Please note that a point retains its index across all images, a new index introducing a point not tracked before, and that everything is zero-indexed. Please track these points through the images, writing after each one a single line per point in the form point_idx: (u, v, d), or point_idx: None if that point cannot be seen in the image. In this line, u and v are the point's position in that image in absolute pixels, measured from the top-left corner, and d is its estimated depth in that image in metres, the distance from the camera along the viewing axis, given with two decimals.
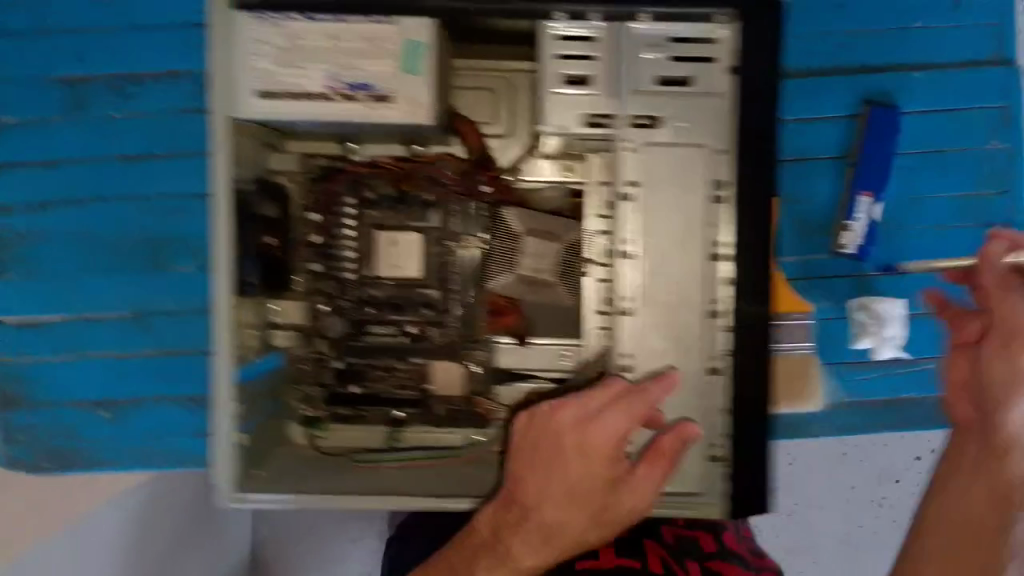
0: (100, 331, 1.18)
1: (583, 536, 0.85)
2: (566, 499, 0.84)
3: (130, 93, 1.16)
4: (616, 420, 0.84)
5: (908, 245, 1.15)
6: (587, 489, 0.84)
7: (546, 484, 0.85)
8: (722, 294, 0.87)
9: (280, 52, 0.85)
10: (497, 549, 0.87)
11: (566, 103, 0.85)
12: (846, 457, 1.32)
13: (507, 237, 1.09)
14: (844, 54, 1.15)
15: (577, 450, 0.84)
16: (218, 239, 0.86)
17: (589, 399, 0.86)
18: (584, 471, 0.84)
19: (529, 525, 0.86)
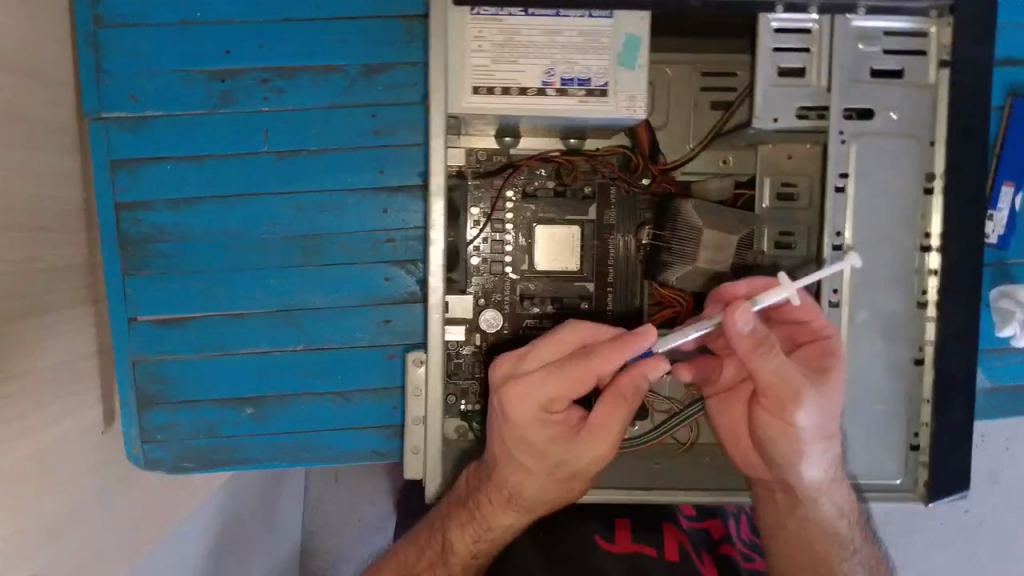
0: (254, 329, 1.13)
1: (517, 494, 0.88)
2: (516, 464, 0.85)
3: (282, 88, 1.10)
4: (526, 393, 0.78)
5: None
6: (526, 449, 0.82)
7: (509, 447, 0.83)
8: (929, 283, 0.91)
9: (497, 48, 0.85)
10: (477, 511, 0.92)
11: (781, 96, 0.89)
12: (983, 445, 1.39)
13: (689, 229, 1.00)
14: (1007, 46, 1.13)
15: (506, 419, 0.80)
16: (439, 244, 0.90)
17: (528, 355, 0.80)
18: (521, 438, 0.81)
19: (494, 492, 0.89)
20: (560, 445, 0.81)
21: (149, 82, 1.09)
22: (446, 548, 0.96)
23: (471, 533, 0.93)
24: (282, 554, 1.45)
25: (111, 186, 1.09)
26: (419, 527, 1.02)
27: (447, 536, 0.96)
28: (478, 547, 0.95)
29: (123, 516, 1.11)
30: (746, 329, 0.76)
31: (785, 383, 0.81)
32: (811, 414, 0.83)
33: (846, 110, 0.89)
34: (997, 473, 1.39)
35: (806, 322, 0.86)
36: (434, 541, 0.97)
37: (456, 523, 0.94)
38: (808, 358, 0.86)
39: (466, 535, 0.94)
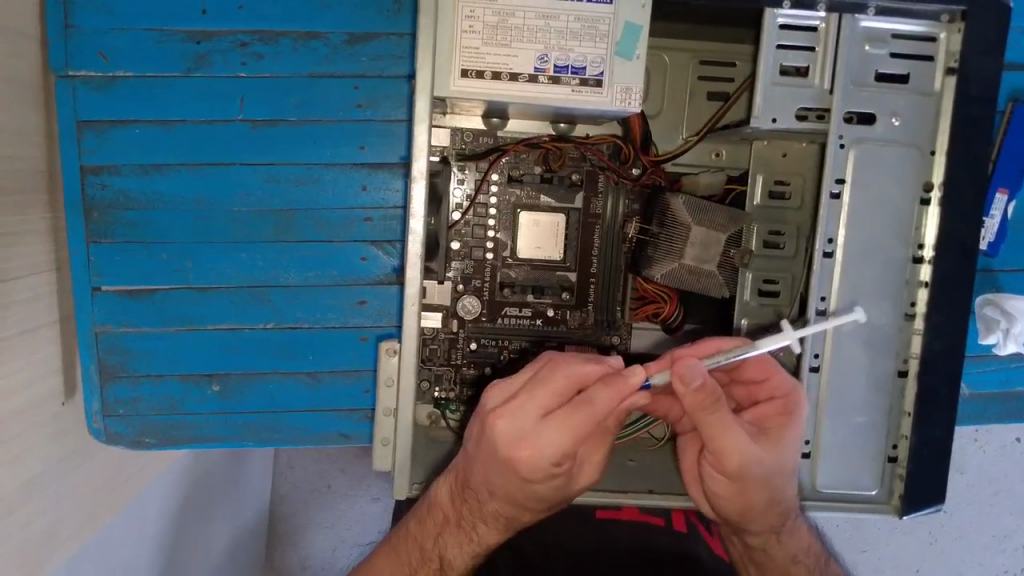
0: (223, 304, 1.09)
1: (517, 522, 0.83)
2: (511, 503, 0.80)
3: (260, 53, 1.05)
4: (533, 446, 0.71)
5: None
6: (529, 490, 0.76)
7: (508, 489, 0.77)
8: (919, 296, 0.89)
9: (489, 29, 0.81)
10: (468, 526, 0.87)
11: (781, 96, 0.87)
12: (974, 441, 1.38)
13: (677, 226, 0.97)
14: (1017, 51, 1.11)
15: (511, 472, 0.74)
16: (416, 234, 0.86)
17: (524, 405, 0.72)
18: (525, 485, 0.75)
19: (484, 512, 0.84)
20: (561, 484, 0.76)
21: (120, 41, 1.03)
22: (443, 564, 0.91)
23: (471, 548, 0.89)
24: (250, 515, 1.39)
25: (76, 147, 1.04)
26: (399, 529, 0.96)
27: (444, 555, 0.91)
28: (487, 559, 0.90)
29: (80, 486, 1.06)
30: (695, 383, 0.71)
31: (733, 445, 0.76)
32: (760, 469, 0.80)
33: (847, 113, 0.87)
34: (963, 464, 1.39)
35: (765, 382, 0.85)
36: (429, 562, 0.91)
37: (452, 540, 0.89)
38: (764, 418, 0.84)
39: (464, 550, 0.89)
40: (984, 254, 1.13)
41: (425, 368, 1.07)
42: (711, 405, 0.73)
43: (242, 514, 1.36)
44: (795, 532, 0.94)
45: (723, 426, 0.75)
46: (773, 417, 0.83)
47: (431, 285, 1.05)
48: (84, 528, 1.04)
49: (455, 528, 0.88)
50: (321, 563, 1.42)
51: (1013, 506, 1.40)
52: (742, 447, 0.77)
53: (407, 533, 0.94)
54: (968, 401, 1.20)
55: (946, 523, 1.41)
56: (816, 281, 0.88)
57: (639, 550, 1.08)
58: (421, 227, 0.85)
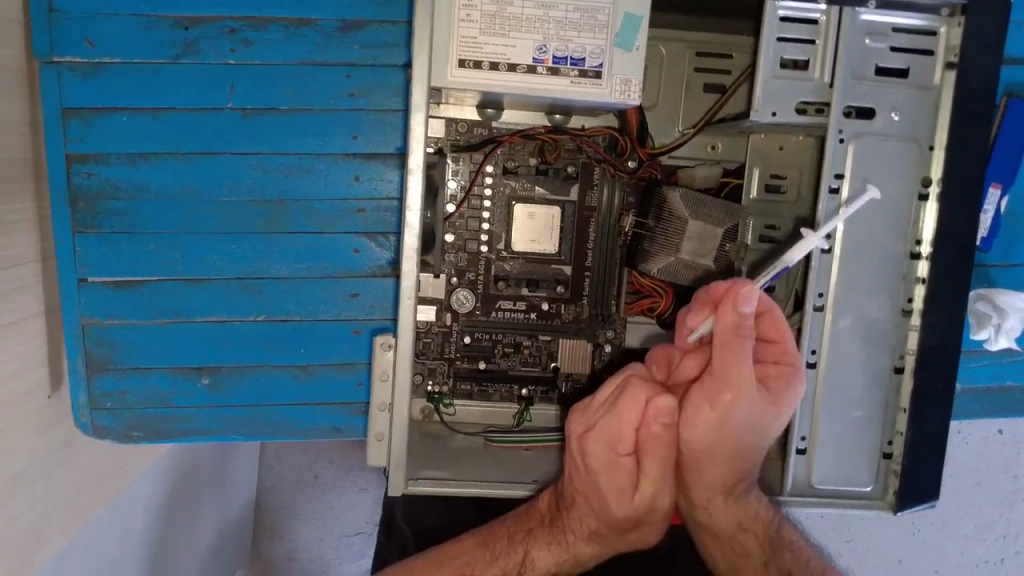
0: (211, 296, 1.07)
1: (620, 539, 0.95)
2: (611, 519, 0.91)
3: (250, 39, 1.03)
4: (597, 441, 0.84)
5: None
6: (604, 476, 0.86)
7: (602, 493, 0.88)
8: (916, 292, 0.89)
9: (487, 19, 0.80)
10: (562, 536, 0.95)
11: (781, 89, 0.86)
12: (963, 433, 1.39)
13: (674, 220, 0.96)
14: (1014, 46, 1.11)
15: (590, 463, 0.86)
16: (412, 227, 0.85)
17: (595, 397, 0.86)
18: (603, 470, 0.86)
19: (577, 526, 0.94)
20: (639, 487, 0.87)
21: (107, 26, 1.01)
22: (526, 561, 0.96)
23: (557, 552, 0.96)
24: (236, 509, 1.37)
25: (62, 136, 1.02)
26: (486, 529, 0.99)
27: (529, 552, 0.96)
28: (558, 566, 0.97)
29: (67, 481, 1.04)
30: (747, 306, 0.77)
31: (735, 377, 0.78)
32: (746, 418, 0.81)
33: (847, 107, 0.86)
34: (952, 455, 1.40)
35: (777, 341, 0.83)
36: (514, 554, 0.96)
37: (542, 548, 0.96)
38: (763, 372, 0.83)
39: (551, 556, 0.96)
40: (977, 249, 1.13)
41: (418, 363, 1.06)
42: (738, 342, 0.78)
43: (228, 507, 1.35)
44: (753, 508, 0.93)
45: (735, 357, 0.78)
46: (776, 377, 0.83)
47: (424, 277, 1.04)
48: (71, 524, 1.02)
49: (547, 531, 0.96)
50: (308, 557, 1.41)
51: (999, 499, 1.41)
52: (743, 384, 0.79)
53: (499, 531, 0.98)
54: (960, 395, 1.20)
55: (933, 514, 1.42)
56: (814, 276, 0.87)
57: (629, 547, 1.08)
58: (417, 220, 0.84)
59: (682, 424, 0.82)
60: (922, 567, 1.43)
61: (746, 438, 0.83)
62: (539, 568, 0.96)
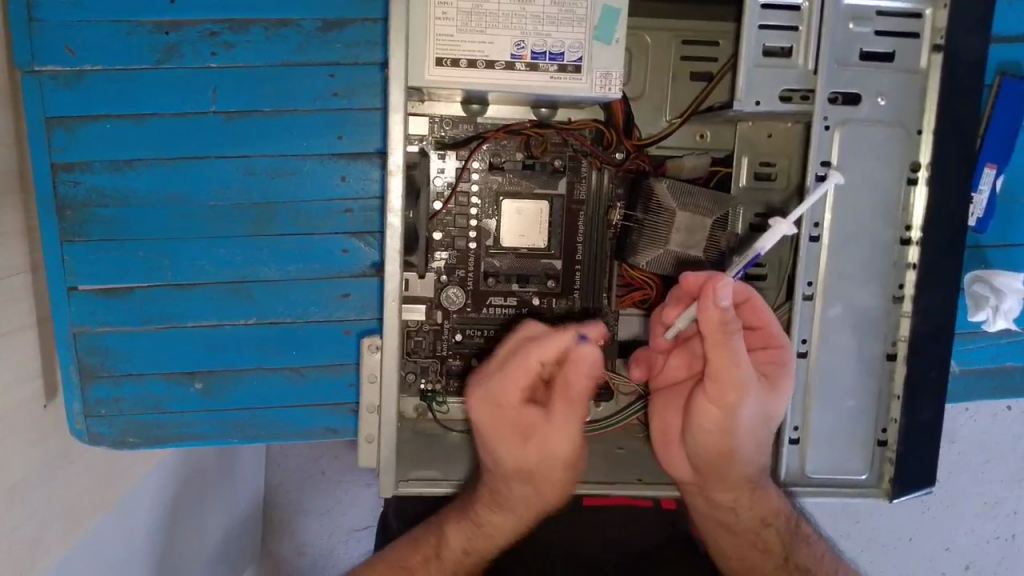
0: (202, 301, 1.07)
1: (530, 505, 0.91)
2: (519, 479, 0.87)
3: (231, 42, 1.02)
4: (485, 397, 0.80)
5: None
6: (497, 437, 0.82)
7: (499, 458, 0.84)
8: (907, 278, 0.88)
9: (464, 16, 0.79)
10: (472, 510, 0.94)
11: (765, 77, 0.85)
12: (968, 414, 1.38)
13: (662, 212, 0.95)
14: (1007, 23, 1.09)
15: (487, 423, 0.82)
16: (394, 229, 0.84)
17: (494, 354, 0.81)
18: (497, 430, 0.82)
19: (484, 494, 0.93)
20: (541, 442, 0.82)
21: (87, 34, 1.00)
22: (440, 546, 0.97)
23: (468, 530, 0.95)
24: (242, 507, 1.38)
25: (46, 145, 1.01)
26: (416, 530, 1.01)
27: (443, 535, 0.97)
28: (471, 548, 0.96)
29: (65, 491, 1.05)
30: (726, 301, 0.75)
31: (733, 374, 0.77)
32: (753, 413, 0.81)
33: (833, 93, 0.85)
34: (955, 436, 1.39)
35: (762, 328, 0.83)
36: (431, 539, 0.98)
37: (458, 534, 0.96)
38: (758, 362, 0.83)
39: (461, 532, 0.96)
40: (973, 230, 1.12)
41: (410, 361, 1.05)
42: (726, 336, 0.76)
43: (232, 506, 1.35)
44: (778, 504, 0.92)
45: (731, 358, 0.77)
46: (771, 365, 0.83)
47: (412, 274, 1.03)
48: (69, 532, 1.03)
49: (460, 509, 0.96)
50: (312, 556, 1.42)
51: (1005, 478, 1.40)
52: (745, 383, 0.78)
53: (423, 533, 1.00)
54: (959, 377, 1.20)
55: (936, 494, 1.41)
56: (803, 266, 0.86)
57: (627, 539, 1.08)
58: (399, 221, 0.83)
59: (694, 425, 0.82)
60: (930, 547, 1.43)
61: (754, 435, 0.84)
62: (452, 548, 0.96)
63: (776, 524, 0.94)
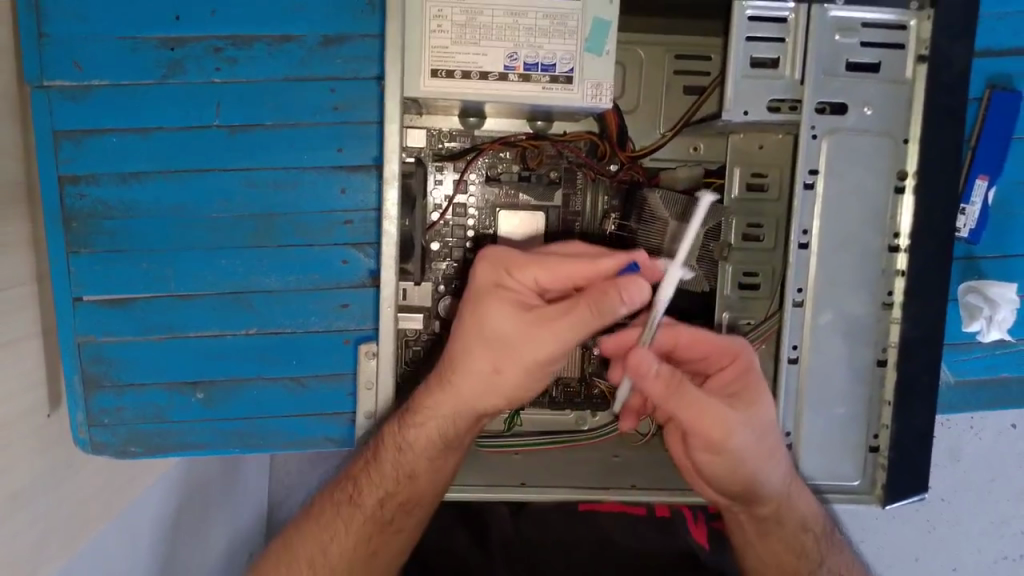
0: (204, 311, 1.09)
1: (470, 396, 0.83)
2: (482, 358, 0.79)
3: (234, 58, 1.05)
4: (521, 270, 0.77)
5: (1018, 229, 1.15)
6: (500, 310, 0.76)
7: (476, 328, 0.78)
8: (896, 285, 0.89)
9: (458, 28, 0.81)
10: (413, 407, 0.89)
11: (752, 88, 0.87)
12: (966, 427, 1.38)
13: (655, 222, 0.96)
14: (996, 38, 1.10)
15: (504, 292, 0.77)
16: (390, 235, 0.86)
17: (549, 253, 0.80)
18: (504, 303, 0.76)
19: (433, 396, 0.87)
20: (528, 326, 0.75)
21: (94, 50, 1.03)
22: (378, 453, 0.94)
23: (402, 439, 0.91)
24: (243, 520, 1.39)
25: (53, 158, 1.04)
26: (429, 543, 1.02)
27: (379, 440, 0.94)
28: (402, 457, 0.92)
29: (69, 499, 1.06)
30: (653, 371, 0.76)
31: (706, 414, 0.80)
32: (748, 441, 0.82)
33: (819, 103, 0.86)
34: (955, 450, 1.39)
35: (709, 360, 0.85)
36: (368, 449, 0.95)
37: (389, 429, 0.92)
38: (724, 385, 0.85)
39: (393, 438, 0.92)
40: (967, 241, 1.13)
41: (405, 370, 1.05)
42: (674, 392, 0.78)
43: (233, 519, 1.36)
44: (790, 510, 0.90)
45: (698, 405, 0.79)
46: (731, 381, 0.84)
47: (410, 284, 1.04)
48: (72, 540, 1.04)
49: (398, 416, 0.92)
50: None
51: (1007, 491, 1.40)
52: (725, 418, 0.80)
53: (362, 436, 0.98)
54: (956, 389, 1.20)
55: (936, 509, 1.41)
56: (793, 272, 0.87)
57: None
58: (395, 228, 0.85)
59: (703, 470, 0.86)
60: (934, 563, 1.42)
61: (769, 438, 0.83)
62: (387, 454, 0.93)
63: (815, 530, 0.93)
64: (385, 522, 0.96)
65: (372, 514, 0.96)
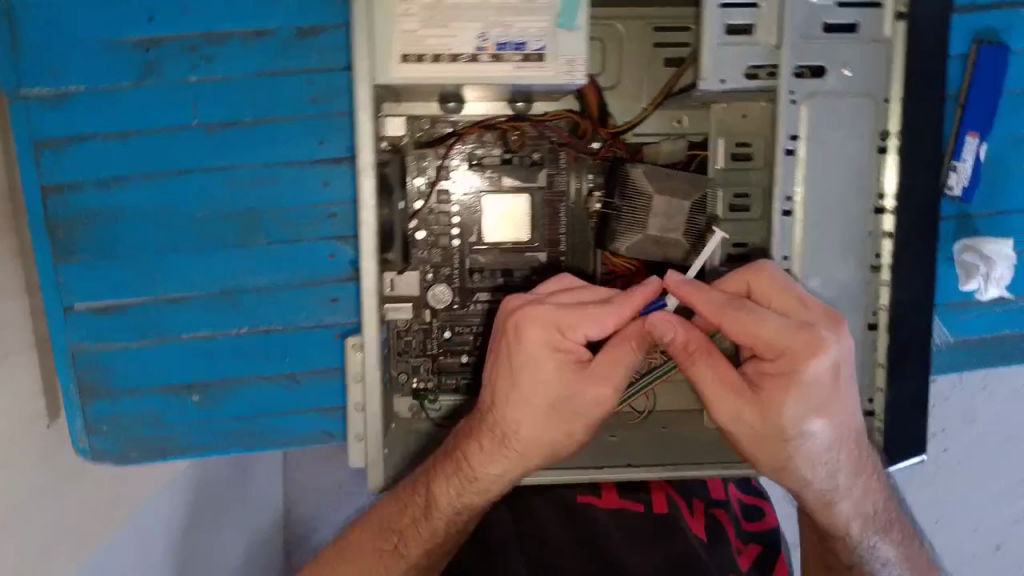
0: (194, 313, 1.08)
1: (537, 459, 0.86)
2: (541, 420, 0.82)
3: (210, 55, 1.04)
4: (567, 320, 0.78)
5: (1016, 183, 1.12)
6: (557, 372, 0.79)
7: (534, 391, 0.80)
8: (884, 247, 0.87)
9: (425, 12, 0.80)
10: (463, 465, 0.91)
11: (728, 55, 0.85)
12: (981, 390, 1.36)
13: (640, 196, 0.96)
14: None
15: (557, 352, 0.79)
16: (367, 225, 0.85)
17: (562, 294, 0.81)
18: (560, 362, 0.79)
19: (484, 453, 0.88)
20: (587, 380, 0.79)
21: (68, 54, 1.02)
22: (428, 505, 0.96)
23: (457, 493, 0.93)
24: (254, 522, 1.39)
25: (35, 167, 1.03)
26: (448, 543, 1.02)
27: (431, 494, 0.96)
28: (459, 508, 0.95)
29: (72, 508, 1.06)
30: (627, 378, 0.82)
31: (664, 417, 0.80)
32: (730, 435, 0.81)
33: (798, 67, 0.85)
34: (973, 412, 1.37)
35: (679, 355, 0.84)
36: (418, 499, 0.97)
37: (445, 489, 0.94)
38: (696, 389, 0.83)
39: (449, 492, 0.94)
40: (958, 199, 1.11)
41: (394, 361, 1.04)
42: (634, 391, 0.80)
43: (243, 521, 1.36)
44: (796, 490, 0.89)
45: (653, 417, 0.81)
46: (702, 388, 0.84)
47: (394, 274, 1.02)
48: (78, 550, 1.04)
49: (447, 471, 0.94)
50: None
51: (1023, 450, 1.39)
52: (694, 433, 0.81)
53: (407, 489, 0.99)
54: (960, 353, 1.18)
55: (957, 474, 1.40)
56: (776, 240, 0.86)
57: None
58: (371, 218, 0.84)
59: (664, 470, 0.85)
60: (959, 529, 1.42)
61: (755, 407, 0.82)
62: (439, 507, 0.95)
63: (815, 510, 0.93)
64: (427, 567, 1.01)
65: (418, 562, 1.00)
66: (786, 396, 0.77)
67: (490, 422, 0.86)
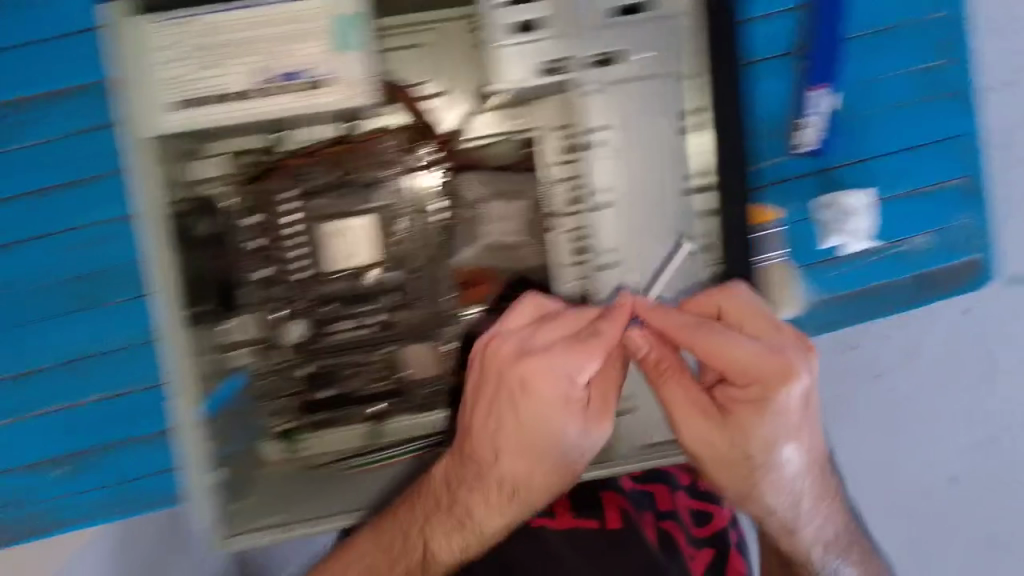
0: (42, 386, 1.07)
1: (532, 497, 0.81)
2: (540, 457, 0.78)
3: (21, 121, 1.02)
4: (569, 359, 0.73)
5: (874, 126, 1.06)
6: (552, 406, 0.75)
7: (533, 429, 0.76)
8: (709, 227, 0.84)
9: (195, 52, 0.76)
10: (454, 508, 0.85)
11: (511, 52, 0.79)
12: None
13: (464, 206, 0.99)
14: None
15: (556, 391, 0.75)
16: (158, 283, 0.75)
17: (537, 331, 0.76)
18: (563, 400, 0.75)
19: (488, 497, 0.82)
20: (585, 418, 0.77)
21: None
22: (426, 558, 0.89)
23: (459, 539, 0.87)
24: None
25: None
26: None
27: (427, 544, 0.88)
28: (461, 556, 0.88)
29: None
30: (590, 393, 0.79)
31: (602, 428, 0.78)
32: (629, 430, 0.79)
33: (597, 54, 0.79)
34: None
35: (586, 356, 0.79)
36: (414, 553, 0.89)
37: (440, 540, 0.87)
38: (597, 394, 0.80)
39: (452, 543, 0.87)
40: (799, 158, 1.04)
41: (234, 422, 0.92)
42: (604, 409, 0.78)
43: None
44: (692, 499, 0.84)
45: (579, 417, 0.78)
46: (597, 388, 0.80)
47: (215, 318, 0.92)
48: None
49: (445, 519, 0.87)
50: None
51: None
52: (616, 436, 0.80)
53: (389, 546, 0.90)
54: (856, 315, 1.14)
55: None
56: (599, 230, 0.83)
57: None
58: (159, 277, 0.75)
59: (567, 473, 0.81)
60: None
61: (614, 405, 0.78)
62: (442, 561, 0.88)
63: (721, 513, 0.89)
64: None
65: None
66: (759, 418, 0.77)
67: (483, 460, 0.80)
